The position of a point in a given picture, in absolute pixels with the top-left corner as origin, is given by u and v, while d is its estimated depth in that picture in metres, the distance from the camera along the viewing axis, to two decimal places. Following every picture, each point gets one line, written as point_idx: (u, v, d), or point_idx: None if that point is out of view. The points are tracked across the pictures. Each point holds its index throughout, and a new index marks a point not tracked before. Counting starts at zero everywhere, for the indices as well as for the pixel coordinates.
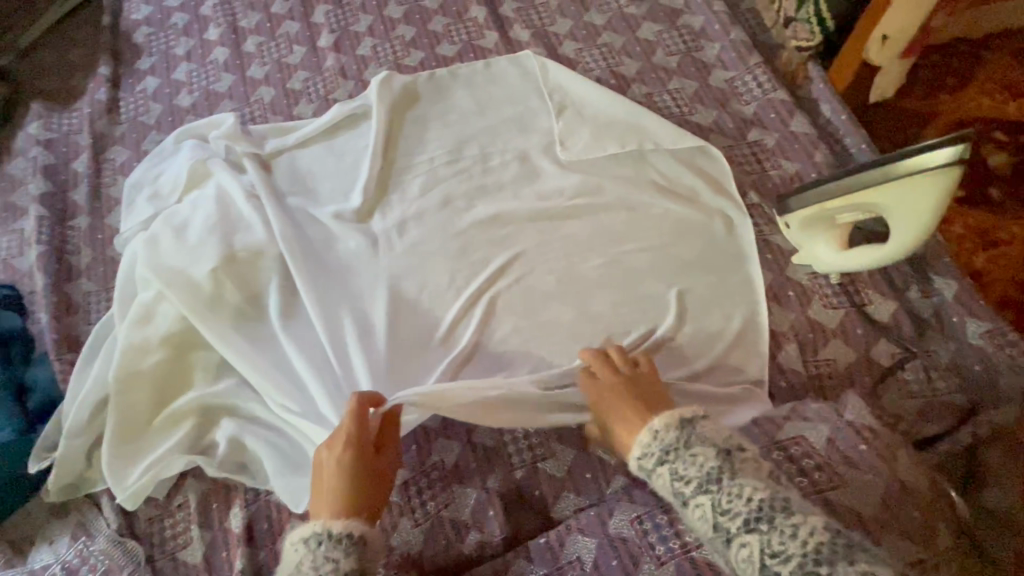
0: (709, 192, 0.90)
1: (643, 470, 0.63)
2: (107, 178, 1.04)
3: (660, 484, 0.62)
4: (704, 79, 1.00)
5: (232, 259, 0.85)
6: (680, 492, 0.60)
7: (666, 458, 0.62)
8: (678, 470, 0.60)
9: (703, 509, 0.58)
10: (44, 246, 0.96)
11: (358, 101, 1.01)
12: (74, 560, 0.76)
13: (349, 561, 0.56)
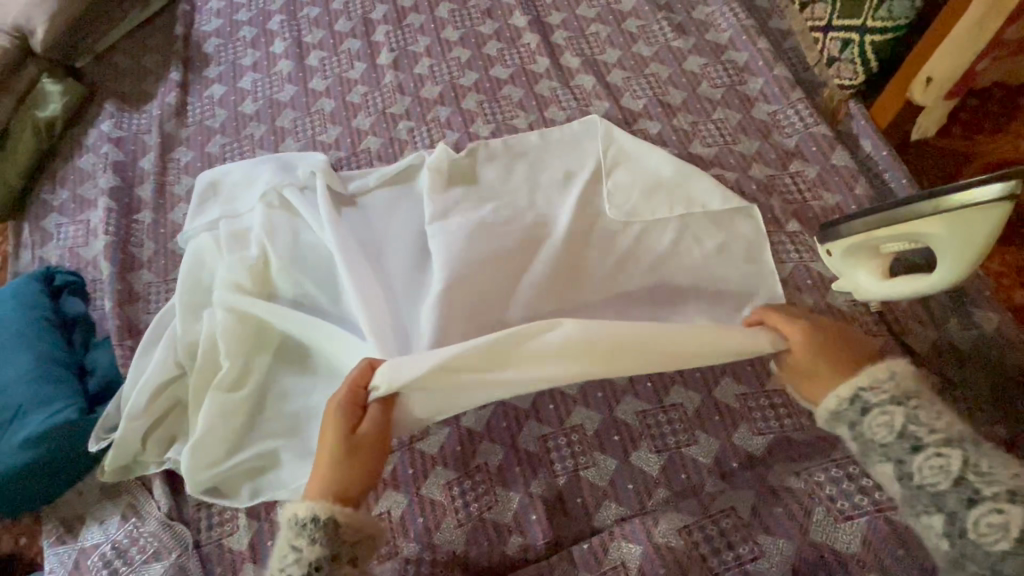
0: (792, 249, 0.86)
1: (841, 420, 0.63)
2: (171, 176, 1.10)
3: (873, 434, 0.60)
4: (747, 111, 1.04)
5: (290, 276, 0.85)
6: (894, 435, 0.58)
7: (878, 409, 0.60)
8: (917, 417, 0.58)
9: (891, 420, 0.59)
10: (111, 237, 1.00)
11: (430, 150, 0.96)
12: (124, 540, 0.78)
13: (313, 550, 0.58)
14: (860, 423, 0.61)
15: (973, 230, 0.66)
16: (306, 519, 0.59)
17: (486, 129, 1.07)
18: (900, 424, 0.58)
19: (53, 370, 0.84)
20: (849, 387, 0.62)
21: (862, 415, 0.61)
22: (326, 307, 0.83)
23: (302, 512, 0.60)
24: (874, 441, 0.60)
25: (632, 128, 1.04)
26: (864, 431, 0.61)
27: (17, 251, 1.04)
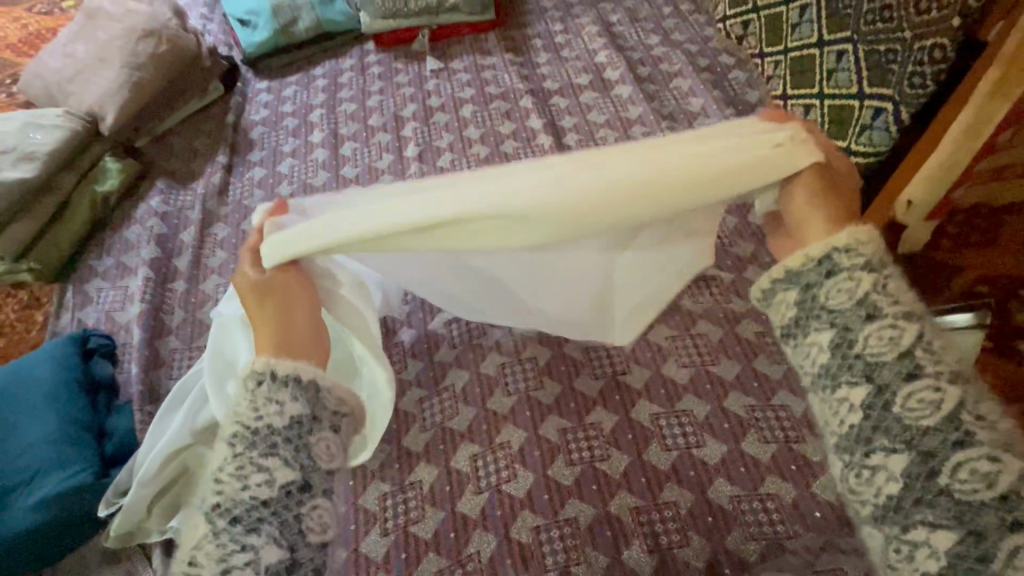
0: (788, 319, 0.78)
1: (798, 277, 0.55)
2: (207, 249, 1.19)
3: (838, 303, 0.53)
4: (744, 215, 1.11)
5: None
6: (865, 309, 0.51)
7: (846, 273, 0.53)
8: (884, 286, 0.52)
9: (898, 336, 0.49)
10: (145, 305, 1.08)
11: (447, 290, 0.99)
12: None
13: (294, 406, 0.52)
14: (818, 285, 0.54)
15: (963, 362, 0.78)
16: (288, 374, 0.53)
17: None
18: (864, 291, 0.51)
19: (75, 433, 0.89)
20: (821, 247, 0.55)
21: (827, 277, 0.54)
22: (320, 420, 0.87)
23: (278, 368, 0.53)
24: (837, 307, 0.53)
25: None
26: (818, 291, 0.54)
27: (58, 311, 1.13)
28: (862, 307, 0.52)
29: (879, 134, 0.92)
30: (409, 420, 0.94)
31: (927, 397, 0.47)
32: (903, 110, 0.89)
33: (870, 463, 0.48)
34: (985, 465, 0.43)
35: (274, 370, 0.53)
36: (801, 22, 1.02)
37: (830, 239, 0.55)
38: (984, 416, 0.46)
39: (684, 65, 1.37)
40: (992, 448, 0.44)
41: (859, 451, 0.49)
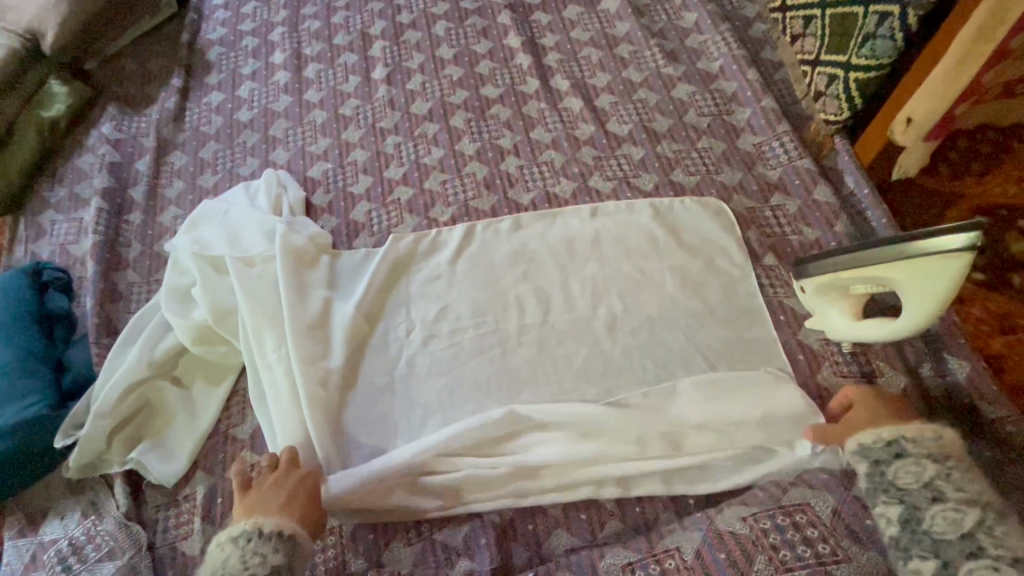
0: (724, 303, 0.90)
1: (868, 453, 0.66)
2: (164, 179, 1.12)
3: (903, 481, 0.63)
4: (732, 141, 1.04)
5: (255, 291, 0.91)
6: (927, 491, 0.61)
7: (912, 458, 0.63)
8: (949, 476, 0.62)
9: (959, 518, 0.59)
10: (99, 237, 1.03)
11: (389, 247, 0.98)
12: (80, 538, 0.79)
13: (277, 556, 0.61)
14: (886, 464, 0.64)
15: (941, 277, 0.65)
16: (272, 532, 0.62)
17: (472, 147, 1.09)
18: (928, 474, 0.62)
19: (27, 364, 0.86)
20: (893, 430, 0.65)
21: (894, 457, 0.64)
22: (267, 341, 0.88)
23: (265, 528, 0.63)
24: (899, 486, 0.63)
25: (615, 153, 1.05)
26: (887, 471, 0.64)
27: (10, 244, 1.08)
28: (925, 489, 0.61)
29: (882, 42, 0.86)
30: (371, 353, 0.91)
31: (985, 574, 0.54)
32: (909, 13, 0.82)
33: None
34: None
35: (261, 531, 0.62)
36: None
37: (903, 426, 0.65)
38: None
39: None
40: None
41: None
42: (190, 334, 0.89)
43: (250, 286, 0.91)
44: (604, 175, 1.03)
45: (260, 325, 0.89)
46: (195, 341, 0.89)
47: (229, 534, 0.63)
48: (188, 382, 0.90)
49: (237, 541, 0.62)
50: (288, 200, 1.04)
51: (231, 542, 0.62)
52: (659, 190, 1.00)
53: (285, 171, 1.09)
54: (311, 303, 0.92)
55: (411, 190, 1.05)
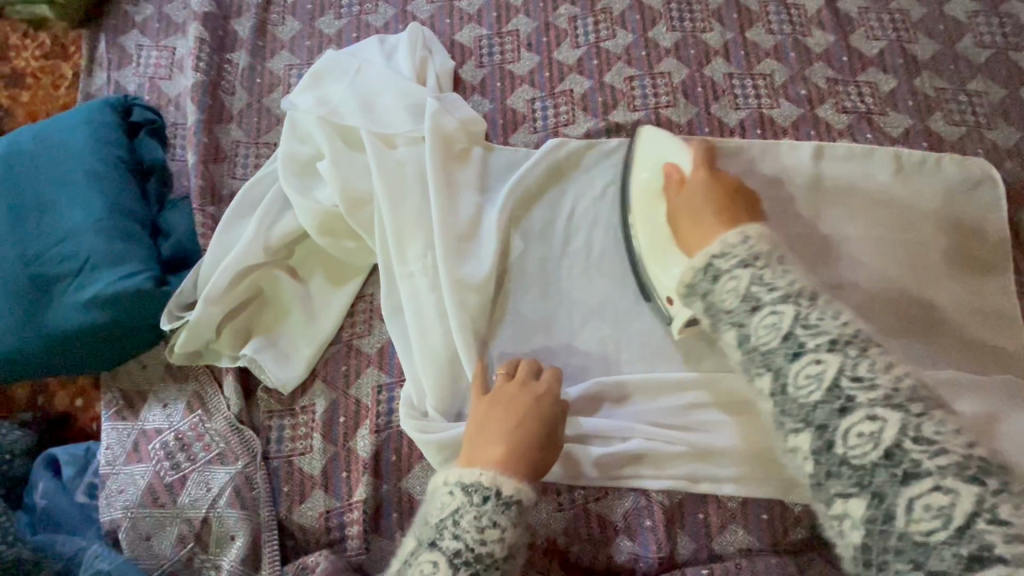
0: (974, 299, 0.71)
1: (694, 292, 0.56)
2: (274, 14, 0.90)
3: (765, 342, 0.50)
4: (1016, 89, 0.79)
5: (397, 182, 0.74)
6: (790, 346, 0.49)
7: (727, 274, 0.54)
8: (762, 278, 0.52)
9: (823, 370, 0.47)
10: (199, 76, 0.84)
11: (559, 154, 0.79)
12: (186, 434, 0.69)
13: (511, 532, 0.52)
14: (709, 290, 0.55)
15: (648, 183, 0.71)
16: (511, 499, 0.53)
17: (669, 38, 0.85)
18: (744, 287, 0.52)
19: (125, 225, 0.71)
20: (702, 257, 0.56)
21: (751, 312, 0.51)
22: (409, 250, 0.73)
23: (504, 489, 0.53)
24: (762, 348, 0.50)
25: (856, 78, 0.81)
26: (748, 333, 0.51)
27: (90, 68, 0.89)
28: (790, 343, 0.49)
29: None
30: (524, 282, 0.75)
31: (813, 384, 0.47)
32: None
33: (830, 502, 0.45)
34: (937, 498, 0.41)
35: (499, 492, 0.53)
36: None
37: (710, 246, 0.56)
38: (1002, 503, 0.40)
39: None
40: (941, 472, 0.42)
41: (861, 526, 0.43)
42: (315, 222, 0.73)
43: (390, 174, 0.74)
44: (839, 105, 0.80)
45: (402, 226, 0.73)
46: (318, 231, 0.74)
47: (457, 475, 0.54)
48: (306, 276, 0.76)
49: (471, 497, 0.52)
50: (432, 69, 0.82)
51: (458, 490, 0.53)
52: (909, 137, 0.78)
53: (429, 28, 0.87)
54: (463, 209, 0.75)
55: (588, 81, 0.83)
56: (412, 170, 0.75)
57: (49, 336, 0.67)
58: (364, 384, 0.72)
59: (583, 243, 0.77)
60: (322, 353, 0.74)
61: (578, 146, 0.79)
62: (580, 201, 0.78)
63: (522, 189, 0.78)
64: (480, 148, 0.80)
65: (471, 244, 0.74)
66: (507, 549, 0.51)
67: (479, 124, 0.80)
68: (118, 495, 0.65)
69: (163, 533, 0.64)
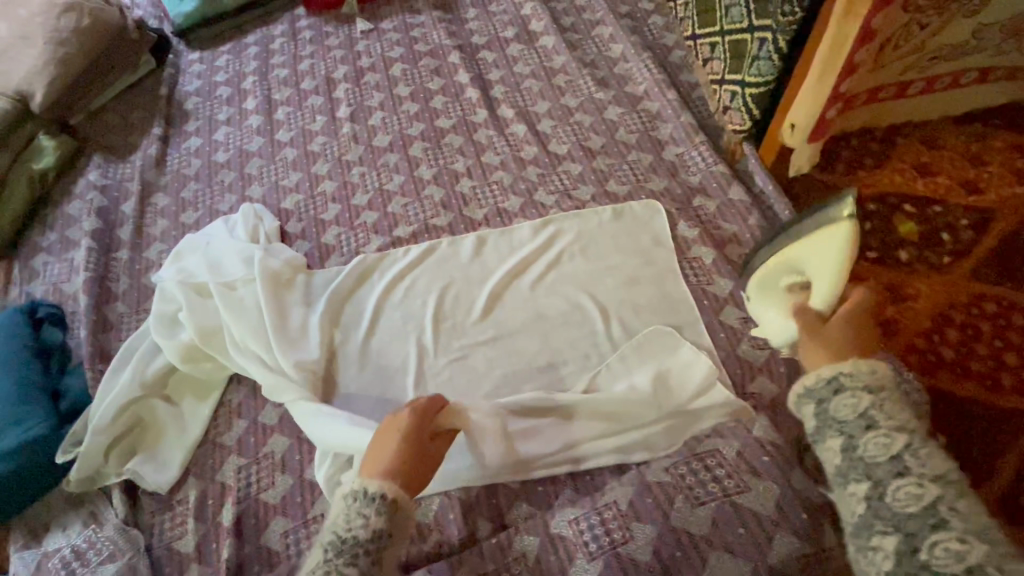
0: (658, 294, 1.01)
1: (811, 396, 0.61)
2: (148, 219, 1.23)
3: (874, 456, 0.55)
4: (658, 153, 1.18)
5: (239, 312, 1.00)
6: (894, 466, 0.54)
7: (849, 391, 0.58)
8: (881, 406, 0.57)
9: (921, 492, 0.52)
10: (90, 273, 1.13)
11: (360, 268, 1.09)
12: (81, 545, 0.86)
13: (379, 521, 0.62)
14: (828, 401, 0.59)
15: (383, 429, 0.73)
16: (377, 493, 0.63)
17: (429, 173, 1.21)
18: (863, 406, 0.57)
19: (29, 393, 0.94)
20: (833, 370, 0.60)
21: (864, 430, 0.56)
22: (251, 359, 0.97)
23: (372, 487, 0.64)
24: (868, 460, 0.55)
25: (557, 170, 1.18)
26: (855, 444, 0.56)
27: (7, 287, 1.16)
28: (894, 463, 0.54)
29: (765, 62, 1.01)
30: (342, 362, 1.00)
31: (880, 447, 0.55)
32: (779, 39, 0.96)
33: None
34: None
35: (367, 490, 0.63)
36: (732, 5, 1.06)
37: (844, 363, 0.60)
38: None
39: (606, 13, 1.40)
40: (958, 530, 0.49)
41: None
42: (177, 355, 0.98)
43: (232, 307, 1.01)
44: (548, 188, 1.16)
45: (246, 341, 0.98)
46: (180, 361, 0.98)
47: (342, 493, 0.66)
48: (178, 399, 0.99)
49: (348, 501, 0.64)
50: (264, 231, 1.14)
51: (343, 499, 0.65)
52: (596, 199, 1.13)
53: (261, 204, 1.21)
54: (291, 320, 1.01)
55: (376, 214, 1.17)
56: (248, 301, 1.02)
57: None
58: (226, 472, 0.92)
59: (385, 324, 1.03)
60: (195, 454, 0.95)
61: (374, 259, 1.10)
62: (376, 292, 1.06)
63: (336, 297, 1.06)
64: (303, 275, 1.09)
65: (300, 344, 0.99)
66: (374, 536, 0.61)
67: (301, 261, 1.11)
68: None
69: None
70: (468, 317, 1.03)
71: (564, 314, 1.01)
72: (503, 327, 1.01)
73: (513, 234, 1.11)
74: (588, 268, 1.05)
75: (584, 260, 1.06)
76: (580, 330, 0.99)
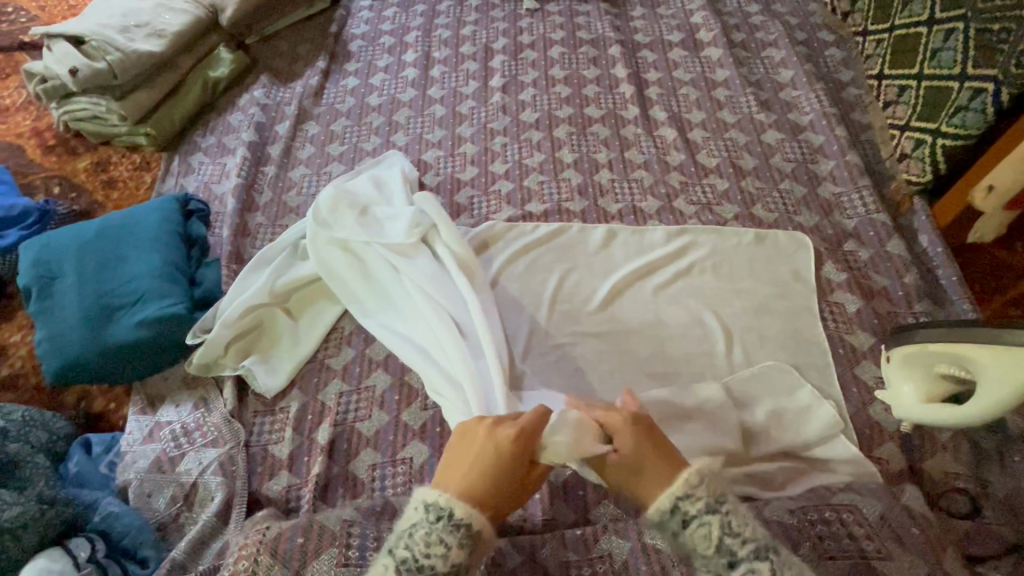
0: (792, 328, 0.95)
1: (665, 526, 0.62)
2: (298, 143, 1.29)
3: (701, 549, 0.60)
4: (813, 188, 1.12)
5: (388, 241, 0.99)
6: (724, 555, 0.59)
7: (697, 519, 0.60)
8: (730, 526, 0.60)
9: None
10: (241, 180, 1.20)
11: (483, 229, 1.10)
12: (191, 424, 0.91)
13: (460, 553, 0.57)
14: (682, 532, 0.61)
15: (479, 443, 0.65)
16: (461, 522, 0.58)
17: (570, 157, 1.21)
18: (716, 533, 0.59)
19: (174, 274, 1.01)
20: (666, 498, 0.62)
21: (682, 525, 0.61)
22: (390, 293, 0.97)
23: (457, 512, 0.59)
24: (703, 554, 0.60)
25: (702, 182, 1.15)
26: (684, 537, 0.61)
27: (165, 176, 1.26)
28: (722, 552, 0.59)
29: (973, 114, 0.93)
30: None
31: (704, 536, 0.60)
32: (1002, 92, 0.90)
33: None
34: None
35: (453, 514, 0.59)
36: (943, 47, 1.00)
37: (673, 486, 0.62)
38: None
39: (781, 36, 1.35)
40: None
41: None
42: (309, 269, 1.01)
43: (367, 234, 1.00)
44: (689, 198, 1.13)
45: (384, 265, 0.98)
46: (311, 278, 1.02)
47: (419, 501, 0.61)
48: (297, 314, 1.02)
49: (428, 515, 0.59)
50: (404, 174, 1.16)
51: (421, 510, 0.60)
52: (738, 219, 1.09)
53: (403, 152, 1.24)
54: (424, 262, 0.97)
55: (512, 185, 1.18)
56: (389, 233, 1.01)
57: (107, 348, 0.93)
58: (328, 395, 0.95)
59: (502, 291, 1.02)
60: (304, 368, 0.98)
61: (503, 227, 1.11)
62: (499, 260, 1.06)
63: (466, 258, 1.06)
64: None
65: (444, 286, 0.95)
66: (452, 566, 0.57)
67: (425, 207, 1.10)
68: (132, 464, 0.87)
69: (160, 493, 0.85)
70: (586, 304, 1.01)
71: (687, 325, 0.97)
72: (620, 322, 0.98)
73: (645, 233, 1.08)
74: (719, 285, 1.01)
75: (716, 277, 1.02)
76: (701, 345, 0.95)
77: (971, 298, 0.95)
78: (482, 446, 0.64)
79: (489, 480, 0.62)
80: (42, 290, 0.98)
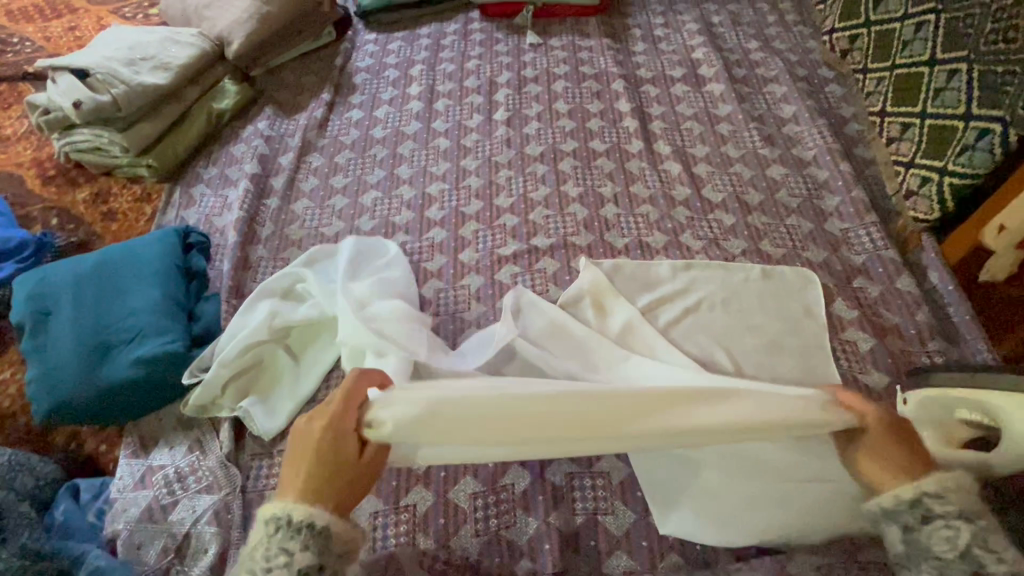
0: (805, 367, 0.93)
1: (894, 518, 0.56)
2: (301, 175, 1.28)
3: (940, 551, 0.53)
4: (820, 223, 1.11)
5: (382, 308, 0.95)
6: (969, 563, 0.51)
7: (942, 519, 0.53)
8: (985, 541, 0.52)
9: None
10: (242, 213, 1.19)
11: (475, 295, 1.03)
12: (185, 468, 0.88)
13: (304, 556, 0.53)
14: (916, 528, 0.54)
15: (319, 436, 0.59)
16: (302, 523, 0.54)
17: (576, 191, 1.20)
18: (966, 543, 0.52)
19: (172, 310, 0.98)
20: (912, 491, 0.55)
21: (922, 522, 0.54)
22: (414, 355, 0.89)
23: (296, 517, 0.54)
24: (937, 557, 0.53)
25: (708, 217, 1.14)
26: (916, 534, 0.54)
27: (165, 208, 1.24)
28: (966, 561, 0.52)
29: (981, 154, 0.94)
30: None
31: (945, 538, 0.53)
32: (1011, 132, 0.90)
33: None
34: None
35: (290, 519, 0.54)
36: (948, 87, 1.02)
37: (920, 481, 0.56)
38: None
39: (782, 73, 1.37)
40: None
41: None
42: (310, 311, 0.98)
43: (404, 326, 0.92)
44: (696, 233, 1.12)
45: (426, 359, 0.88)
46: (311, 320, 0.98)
47: (262, 516, 0.56)
48: (297, 352, 0.99)
49: (272, 529, 0.55)
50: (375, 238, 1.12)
51: (261, 527, 0.56)
52: (746, 255, 1.08)
53: (407, 185, 1.24)
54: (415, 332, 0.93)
55: (517, 219, 1.17)
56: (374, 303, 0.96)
57: (100, 388, 0.89)
58: None
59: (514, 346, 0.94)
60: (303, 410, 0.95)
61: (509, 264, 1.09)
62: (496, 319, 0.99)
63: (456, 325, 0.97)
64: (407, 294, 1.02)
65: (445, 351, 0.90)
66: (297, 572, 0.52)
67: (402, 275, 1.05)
68: (122, 513, 0.83)
69: (151, 544, 0.81)
70: None
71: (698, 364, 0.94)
72: None
73: (653, 266, 1.07)
74: (730, 321, 0.99)
75: (727, 312, 1.00)
76: None
77: (985, 337, 0.94)
78: (309, 441, 0.59)
79: (318, 475, 0.57)
80: (36, 327, 0.96)
